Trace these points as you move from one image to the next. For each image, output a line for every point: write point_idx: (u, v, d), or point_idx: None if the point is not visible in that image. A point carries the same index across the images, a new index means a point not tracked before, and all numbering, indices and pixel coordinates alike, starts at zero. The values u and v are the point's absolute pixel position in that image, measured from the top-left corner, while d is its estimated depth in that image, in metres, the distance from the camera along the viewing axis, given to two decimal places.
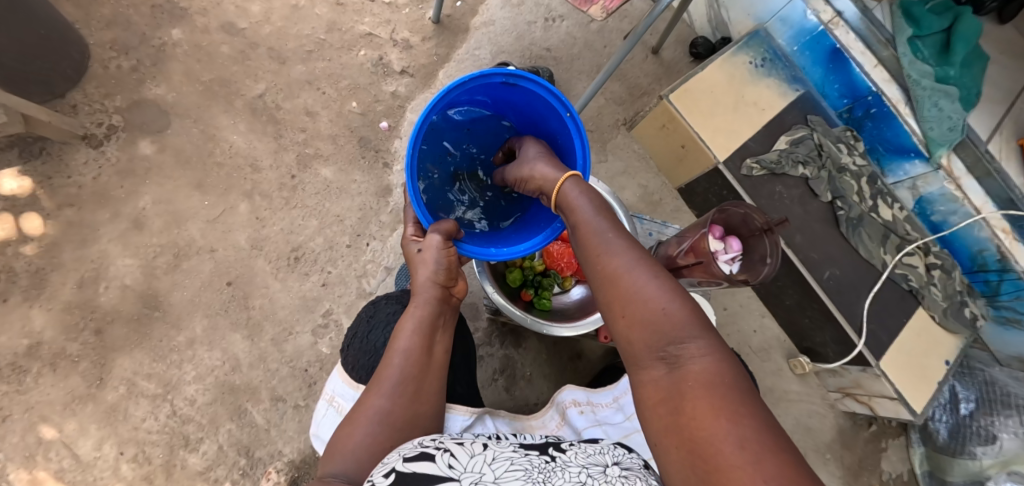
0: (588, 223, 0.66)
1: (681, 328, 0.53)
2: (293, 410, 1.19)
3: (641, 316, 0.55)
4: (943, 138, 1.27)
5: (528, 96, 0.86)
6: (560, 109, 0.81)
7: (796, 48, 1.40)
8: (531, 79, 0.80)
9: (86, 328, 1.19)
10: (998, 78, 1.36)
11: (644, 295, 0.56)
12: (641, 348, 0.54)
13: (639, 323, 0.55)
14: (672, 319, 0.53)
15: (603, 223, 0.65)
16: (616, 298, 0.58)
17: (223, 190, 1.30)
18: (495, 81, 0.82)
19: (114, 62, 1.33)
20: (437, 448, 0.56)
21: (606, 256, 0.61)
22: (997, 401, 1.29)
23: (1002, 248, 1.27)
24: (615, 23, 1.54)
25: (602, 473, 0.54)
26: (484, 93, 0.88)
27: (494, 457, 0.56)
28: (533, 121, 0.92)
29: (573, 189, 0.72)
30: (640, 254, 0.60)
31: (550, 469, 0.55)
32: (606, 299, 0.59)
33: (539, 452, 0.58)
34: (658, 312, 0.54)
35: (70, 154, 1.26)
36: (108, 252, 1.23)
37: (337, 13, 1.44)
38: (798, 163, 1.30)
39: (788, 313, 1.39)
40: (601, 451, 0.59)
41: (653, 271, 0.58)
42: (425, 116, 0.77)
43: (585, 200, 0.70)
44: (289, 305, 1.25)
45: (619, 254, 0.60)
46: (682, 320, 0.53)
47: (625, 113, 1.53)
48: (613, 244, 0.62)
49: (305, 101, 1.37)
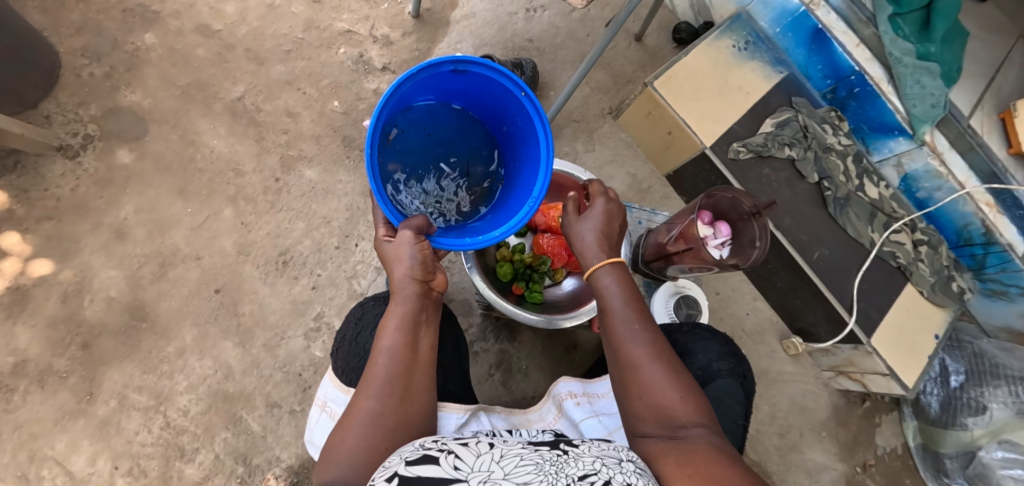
0: (612, 315, 0.69)
1: (690, 411, 0.60)
2: (288, 415, 1.18)
3: (656, 397, 0.62)
4: (926, 115, 1.29)
5: (481, 82, 0.86)
6: (515, 89, 0.82)
7: (779, 30, 1.40)
8: (481, 63, 0.81)
9: (73, 343, 1.16)
10: (979, 53, 1.37)
11: (661, 382, 0.62)
12: (652, 425, 0.61)
13: (655, 403, 0.61)
14: (682, 404, 0.60)
15: (629, 314, 0.68)
16: (635, 383, 0.64)
17: (206, 196, 1.27)
18: (445, 70, 0.82)
19: (86, 69, 1.29)
20: (440, 450, 0.56)
21: (628, 349, 0.66)
22: (986, 372, 1.31)
23: (986, 222, 1.29)
24: (597, 11, 1.52)
25: (616, 465, 0.53)
26: (433, 86, 0.86)
27: (502, 455, 0.55)
28: (490, 105, 0.91)
29: (602, 279, 0.72)
30: (658, 347, 0.66)
31: (562, 461, 0.54)
32: (623, 381, 0.65)
33: (550, 447, 0.58)
34: (666, 396, 0.61)
35: (46, 166, 1.23)
36: (91, 264, 1.21)
37: (314, 10, 1.42)
38: (785, 145, 1.30)
39: (779, 295, 1.40)
40: (617, 447, 0.58)
41: (666, 362, 0.64)
42: (376, 118, 0.75)
43: (616, 292, 0.71)
44: (279, 310, 1.23)
45: (640, 344, 0.66)
46: (692, 408, 0.60)
47: (611, 102, 1.52)
48: (632, 334, 0.67)
49: (286, 102, 1.35)
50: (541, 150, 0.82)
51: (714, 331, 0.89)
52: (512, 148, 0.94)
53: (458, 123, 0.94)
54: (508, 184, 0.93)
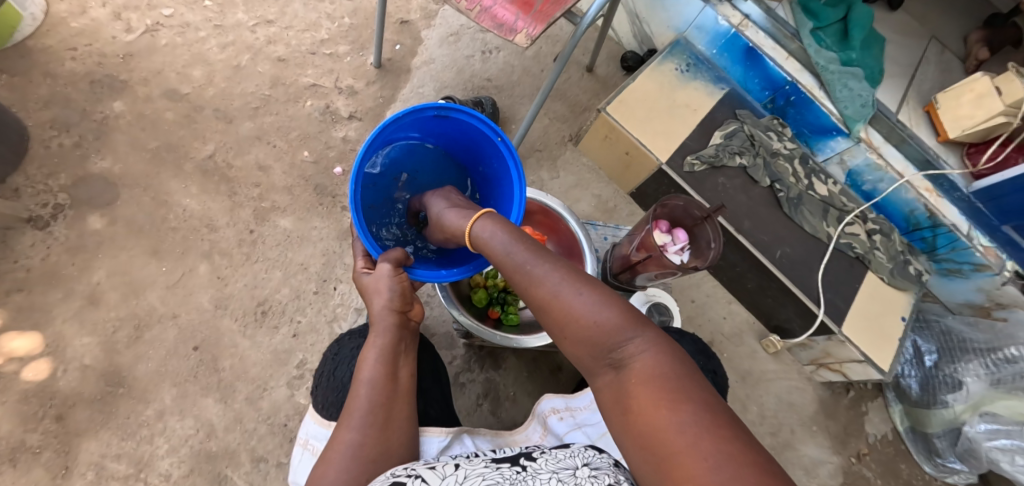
0: (507, 260, 0.62)
1: (620, 332, 0.52)
2: (276, 468, 1.15)
3: (580, 335, 0.54)
4: (858, 114, 1.40)
5: (462, 126, 0.90)
6: (492, 135, 0.87)
7: (715, 51, 1.50)
8: (463, 111, 0.86)
9: (46, 416, 1.13)
10: (896, 55, 1.50)
11: (578, 313, 0.54)
12: (588, 360, 0.54)
13: (581, 340, 0.54)
14: (608, 328, 0.53)
15: (519, 255, 0.60)
16: (555, 321, 0.56)
17: (181, 254, 1.28)
18: (428, 114, 0.86)
19: (55, 140, 1.32)
20: (408, 476, 0.57)
21: (536, 287, 0.57)
22: (956, 348, 1.36)
23: (929, 206, 1.39)
24: (548, 47, 1.62)
25: (570, 476, 0.53)
26: (416, 130, 0.92)
27: (466, 476, 0.57)
28: (468, 146, 0.97)
29: (482, 231, 0.67)
30: (565, 272, 0.57)
31: (520, 478, 0.55)
32: (545, 323, 0.58)
33: (511, 464, 0.59)
34: (588, 323, 0.54)
35: (15, 238, 1.22)
36: (62, 333, 1.19)
37: (279, 68, 1.48)
38: (734, 154, 1.39)
39: (751, 296, 1.45)
40: (572, 455, 0.58)
41: (579, 286, 0.55)
42: (363, 155, 0.78)
43: (500, 237, 0.65)
44: (260, 362, 1.22)
45: (543, 280, 0.57)
46: (620, 325, 0.53)
47: (570, 130, 1.61)
48: (534, 270, 0.58)
49: (256, 156, 1.38)
50: (515, 193, 0.84)
51: (684, 333, 0.93)
52: (487, 186, 0.99)
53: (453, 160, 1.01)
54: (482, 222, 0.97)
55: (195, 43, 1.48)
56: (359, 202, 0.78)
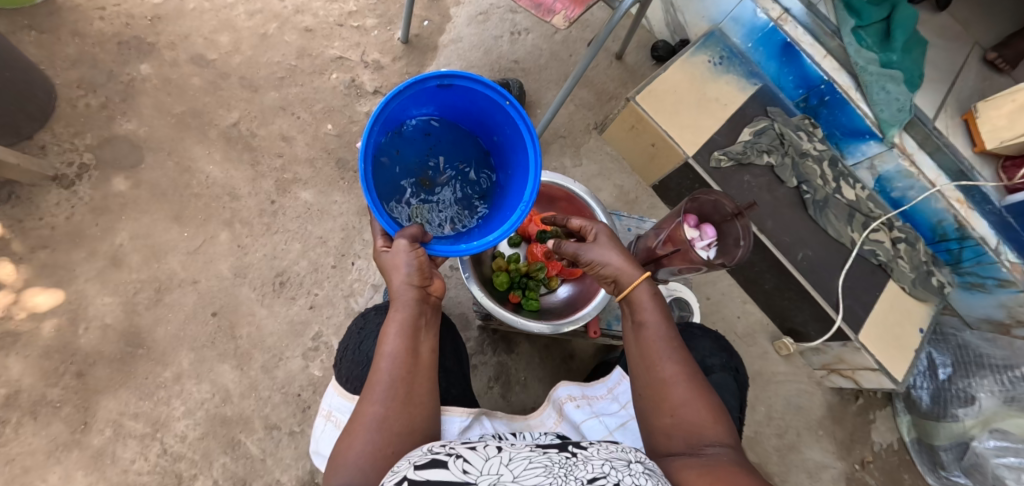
0: (652, 329, 0.70)
1: (715, 432, 0.62)
2: (288, 437, 1.18)
3: (684, 417, 0.63)
4: (893, 119, 1.36)
5: (466, 94, 0.90)
6: (500, 100, 0.86)
7: (750, 45, 1.46)
8: (465, 77, 0.85)
9: (68, 372, 1.15)
10: (938, 59, 1.46)
11: (690, 401, 0.64)
12: (676, 441, 0.63)
13: (682, 424, 0.63)
14: (710, 425, 0.62)
15: (668, 334, 0.70)
16: (664, 398, 0.65)
17: (202, 221, 1.29)
18: (431, 85, 0.85)
19: (82, 100, 1.32)
20: (449, 454, 0.57)
21: (661, 365, 0.67)
22: (971, 363, 1.35)
23: (959, 217, 1.36)
24: (578, 32, 1.59)
25: (625, 467, 0.54)
26: (423, 103, 0.91)
27: (511, 458, 0.56)
28: (477, 117, 0.96)
29: (644, 294, 0.73)
30: (691, 367, 0.67)
31: (571, 463, 0.55)
32: (650, 397, 0.67)
33: (559, 450, 0.59)
34: (694, 414, 0.63)
35: (40, 196, 1.23)
36: (85, 292, 1.20)
37: (306, 39, 1.46)
38: (763, 152, 1.36)
39: (767, 297, 1.44)
40: (624, 449, 0.59)
41: (702, 386, 0.66)
42: (370, 129, 0.78)
43: (654, 308, 0.72)
44: (276, 332, 1.24)
45: (672, 363, 0.67)
46: (718, 429, 0.62)
47: (595, 118, 1.58)
48: (670, 353, 0.68)
49: (280, 127, 1.38)
50: (530, 156, 0.85)
51: (706, 330, 0.92)
52: (501, 156, 0.98)
53: (462, 134, 0.99)
54: (499, 193, 0.96)
55: (222, 9, 1.46)
56: (371, 181, 0.77)
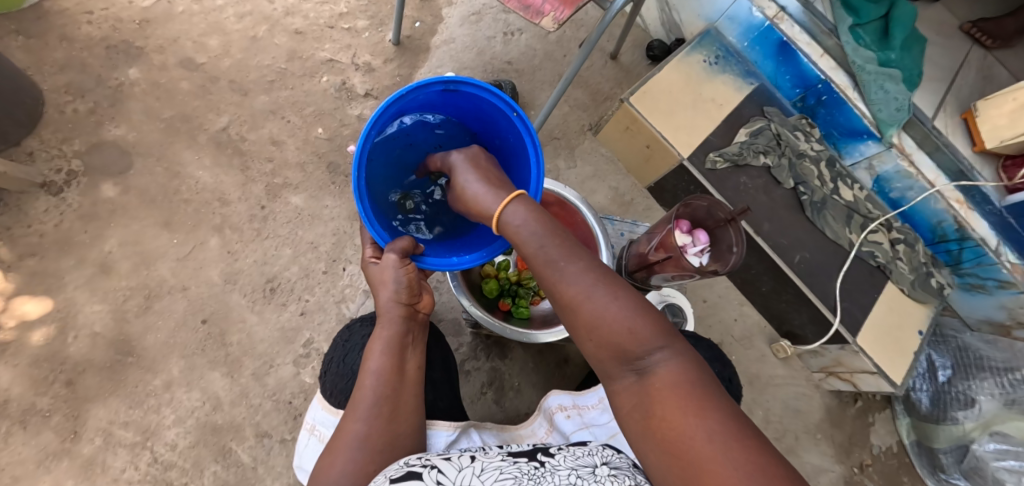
0: (535, 258, 0.59)
1: (649, 340, 0.51)
2: (279, 444, 1.17)
3: (607, 338, 0.53)
4: (891, 119, 1.34)
5: (472, 99, 0.86)
6: (506, 109, 0.81)
7: (746, 44, 1.43)
8: (471, 82, 0.81)
9: (57, 381, 1.14)
10: (938, 57, 1.44)
11: (608, 317, 0.53)
12: (609, 364, 0.53)
13: (608, 346, 0.53)
14: (638, 336, 0.52)
15: (552, 253, 0.58)
16: (581, 323, 0.54)
17: (192, 227, 1.28)
18: (436, 89, 0.81)
19: (70, 106, 1.30)
20: (423, 466, 0.56)
21: (563, 287, 0.56)
22: (971, 365, 1.33)
23: (958, 218, 1.34)
24: (572, 31, 1.57)
25: (591, 474, 0.53)
26: (427, 104, 0.88)
27: (483, 468, 0.55)
28: (484, 120, 0.91)
29: (514, 222, 0.63)
30: (595, 275, 0.55)
31: (540, 474, 0.54)
32: (569, 324, 0.56)
33: (528, 458, 0.58)
34: (616, 332, 0.52)
35: (28, 203, 1.23)
36: (74, 299, 1.19)
37: (296, 41, 1.45)
38: (759, 153, 1.34)
39: (764, 300, 1.43)
40: (590, 453, 0.59)
41: (614, 289, 0.54)
42: (368, 131, 0.75)
43: (534, 229, 0.61)
44: (267, 338, 1.22)
45: (572, 281, 0.55)
46: (649, 334, 0.52)
47: (590, 119, 1.57)
48: (564, 273, 0.56)
49: (270, 131, 1.36)
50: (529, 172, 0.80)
51: (698, 337, 0.91)
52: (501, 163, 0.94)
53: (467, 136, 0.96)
54: None
55: (212, 11, 1.44)
56: (363, 189, 0.75)
